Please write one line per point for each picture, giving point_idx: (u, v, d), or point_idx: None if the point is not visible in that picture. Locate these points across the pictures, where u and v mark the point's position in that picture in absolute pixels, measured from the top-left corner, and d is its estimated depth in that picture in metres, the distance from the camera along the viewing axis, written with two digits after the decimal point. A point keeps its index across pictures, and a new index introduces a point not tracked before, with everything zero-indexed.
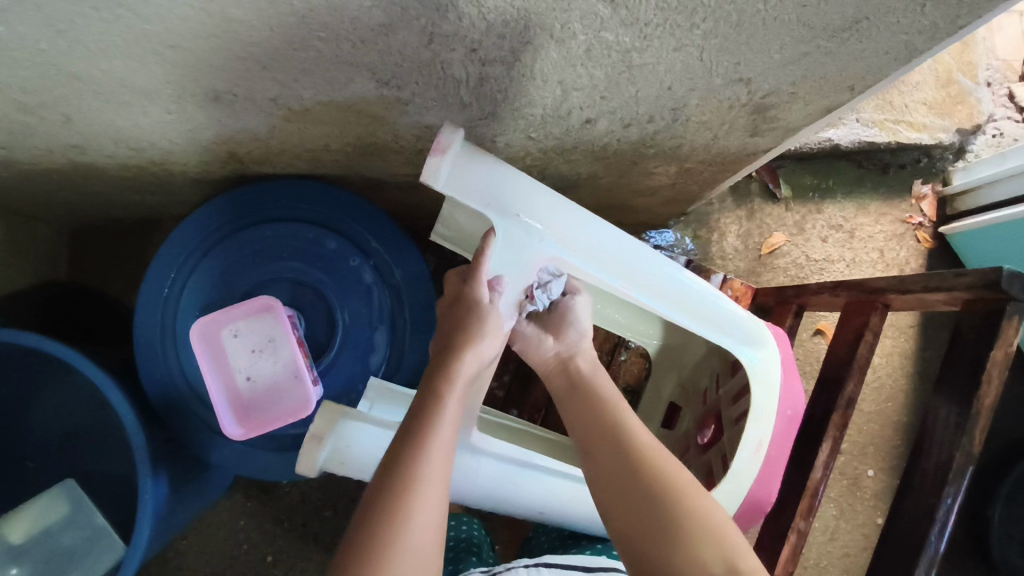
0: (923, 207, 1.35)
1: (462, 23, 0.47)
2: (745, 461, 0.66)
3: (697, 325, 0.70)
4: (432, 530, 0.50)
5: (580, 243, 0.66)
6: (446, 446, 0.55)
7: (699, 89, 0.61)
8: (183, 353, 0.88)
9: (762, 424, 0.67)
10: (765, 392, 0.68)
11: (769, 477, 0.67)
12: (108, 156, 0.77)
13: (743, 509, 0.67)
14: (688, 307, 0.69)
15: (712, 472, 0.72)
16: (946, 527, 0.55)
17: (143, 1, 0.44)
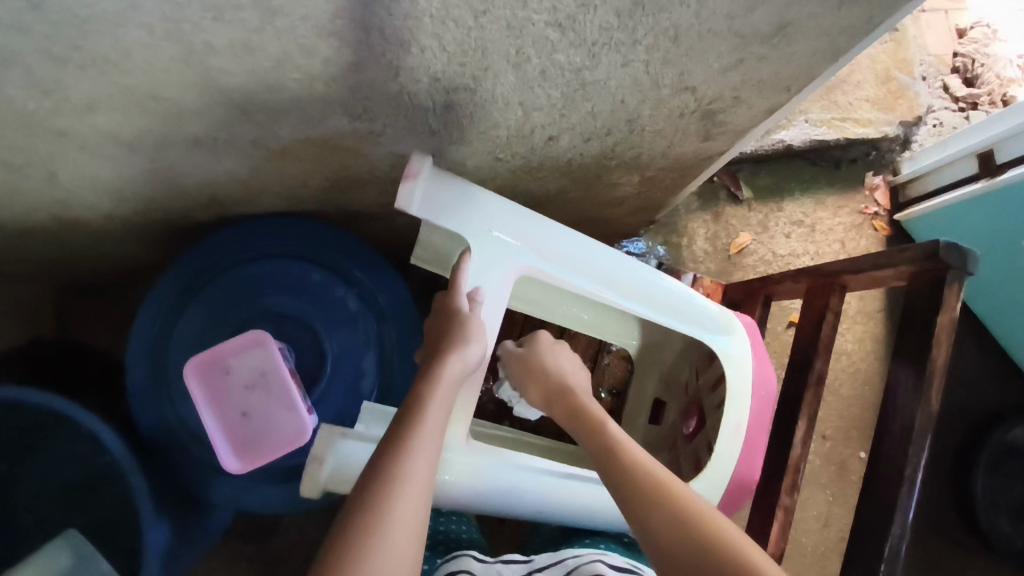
0: (877, 197, 1.42)
1: (425, 55, 0.51)
2: (724, 443, 0.69)
3: (673, 320, 0.74)
4: (414, 519, 0.52)
5: (556, 251, 0.70)
6: (432, 442, 0.58)
7: (649, 100, 0.65)
8: (176, 394, 0.90)
9: (740, 407, 0.70)
10: (741, 377, 0.72)
11: (755, 454, 0.69)
12: (91, 207, 0.79)
13: (731, 490, 0.69)
14: (663, 303, 0.73)
15: (699, 458, 0.75)
16: (915, 486, 0.57)
17: (127, 57, 0.48)
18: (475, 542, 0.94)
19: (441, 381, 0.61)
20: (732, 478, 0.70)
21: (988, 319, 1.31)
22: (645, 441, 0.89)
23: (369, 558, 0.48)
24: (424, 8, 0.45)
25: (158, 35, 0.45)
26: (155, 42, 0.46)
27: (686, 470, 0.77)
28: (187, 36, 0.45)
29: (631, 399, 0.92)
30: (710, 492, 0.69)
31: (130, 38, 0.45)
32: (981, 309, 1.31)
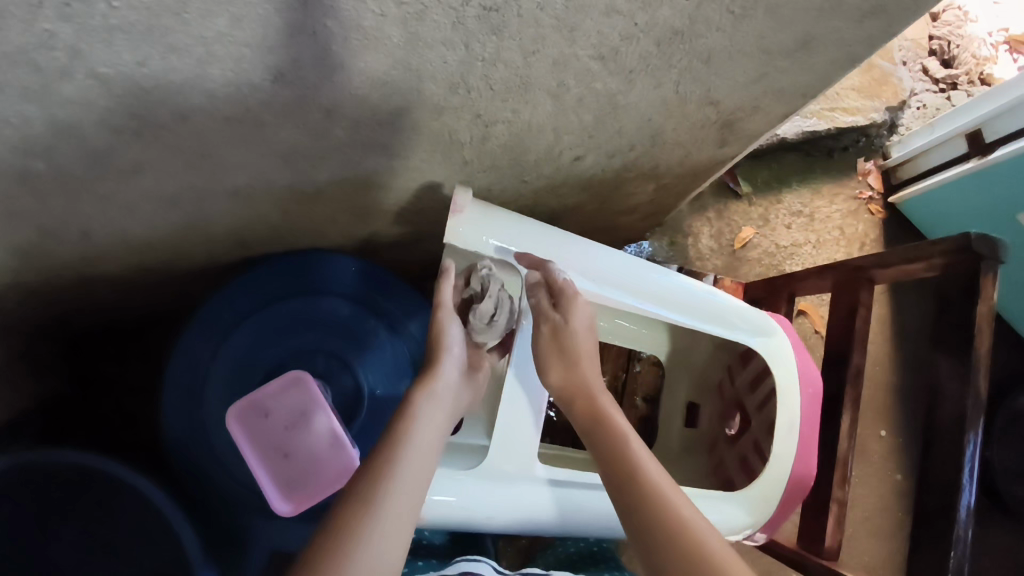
0: (870, 181, 1.46)
1: (470, 94, 0.53)
2: (782, 442, 0.71)
3: (710, 326, 0.74)
4: (401, 524, 0.53)
5: (600, 271, 0.71)
6: (420, 452, 0.58)
7: (675, 116, 0.67)
8: (216, 439, 0.90)
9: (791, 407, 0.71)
10: (787, 374, 0.73)
11: (808, 454, 0.71)
12: (119, 260, 0.79)
13: (789, 490, 0.70)
14: (700, 312, 0.74)
15: (749, 462, 0.77)
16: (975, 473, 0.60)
17: (183, 121, 0.48)
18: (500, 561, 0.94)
19: (432, 396, 0.64)
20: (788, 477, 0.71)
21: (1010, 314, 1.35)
22: (683, 443, 0.90)
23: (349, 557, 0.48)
24: (478, 53, 0.46)
25: (218, 99, 0.46)
26: (213, 106, 0.46)
27: (736, 471, 0.79)
28: (246, 97, 0.46)
29: (664, 404, 0.93)
30: (769, 494, 0.70)
31: (189, 103, 0.45)
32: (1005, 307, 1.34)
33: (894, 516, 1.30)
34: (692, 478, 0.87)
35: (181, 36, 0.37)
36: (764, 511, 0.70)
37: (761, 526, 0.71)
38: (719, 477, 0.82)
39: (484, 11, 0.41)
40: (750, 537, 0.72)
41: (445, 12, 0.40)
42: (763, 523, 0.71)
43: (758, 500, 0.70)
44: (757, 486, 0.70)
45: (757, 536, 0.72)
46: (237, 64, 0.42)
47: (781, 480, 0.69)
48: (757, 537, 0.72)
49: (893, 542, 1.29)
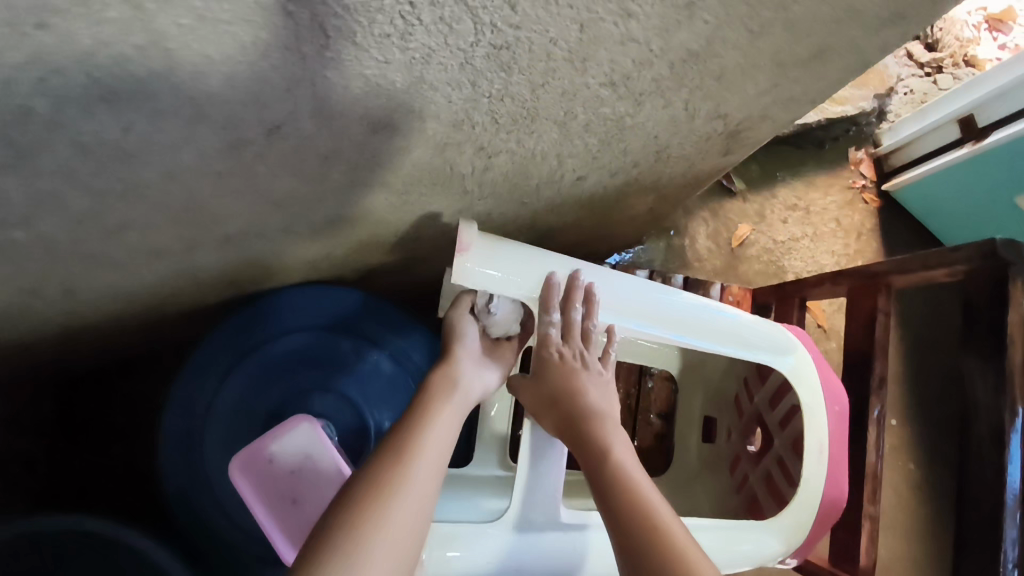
0: (862, 170, 1.45)
1: (474, 129, 0.50)
2: (813, 466, 0.69)
3: (729, 348, 0.72)
4: (407, 541, 0.49)
5: (623, 303, 0.69)
6: (430, 460, 0.55)
7: (681, 131, 0.65)
8: (219, 490, 0.86)
9: (818, 428, 0.70)
10: (810, 391, 0.72)
11: (838, 474, 0.70)
12: (103, 312, 0.75)
13: (822, 512, 0.69)
14: (720, 335, 0.71)
15: (778, 482, 0.76)
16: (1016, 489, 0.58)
17: (171, 179, 0.44)
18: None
19: (447, 400, 0.63)
20: (820, 501, 0.70)
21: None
22: (702, 461, 0.90)
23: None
24: (485, 89, 0.43)
25: (209, 154, 0.42)
26: (203, 161, 0.43)
27: (762, 491, 0.78)
28: (239, 150, 0.43)
29: (679, 419, 0.93)
30: (801, 519, 0.69)
31: (178, 162, 0.42)
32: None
33: (913, 507, 1.27)
34: (716, 497, 0.86)
35: (168, 99, 0.34)
36: (797, 535, 0.69)
37: (795, 551, 0.70)
38: (744, 496, 0.82)
39: (494, 49, 0.38)
40: (781, 562, 0.70)
41: (452, 54, 0.38)
42: (796, 548, 0.70)
43: (791, 525, 0.69)
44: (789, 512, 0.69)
45: (789, 560, 0.71)
46: (230, 121, 0.38)
47: (813, 503, 0.68)
48: (788, 561, 0.71)
49: (914, 533, 1.27)
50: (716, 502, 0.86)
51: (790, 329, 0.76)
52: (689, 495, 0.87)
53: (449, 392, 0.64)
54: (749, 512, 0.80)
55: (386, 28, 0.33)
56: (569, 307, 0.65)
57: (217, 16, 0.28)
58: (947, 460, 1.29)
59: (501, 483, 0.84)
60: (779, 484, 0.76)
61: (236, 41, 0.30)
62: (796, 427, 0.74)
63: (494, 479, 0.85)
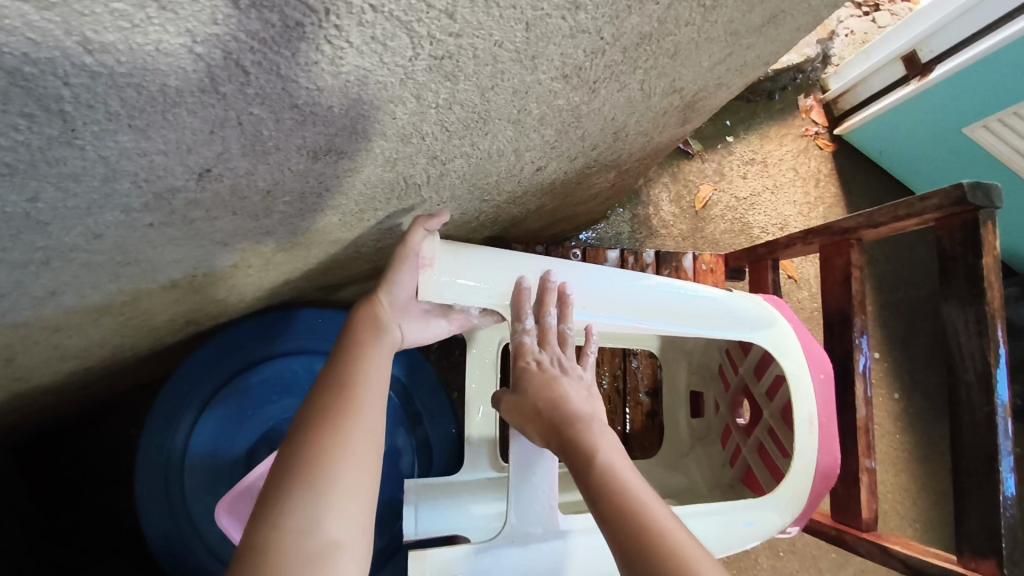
0: (813, 117, 1.45)
1: (425, 140, 0.46)
2: (803, 439, 0.69)
3: (710, 330, 0.71)
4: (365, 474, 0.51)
5: (598, 298, 0.68)
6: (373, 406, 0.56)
7: (639, 109, 0.62)
8: (208, 538, 0.82)
9: (806, 397, 0.70)
10: (795, 361, 0.71)
11: (829, 440, 0.70)
12: (53, 374, 0.69)
13: (817, 480, 0.70)
14: (698, 318, 0.71)
15: (770, 453, 0.76)
16: (1008, 431, 0.58)
17: (99, 238, 0.40)
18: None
19: (379, 338, 0.63)
20: (814, 470, 0.70)
21: (1006, 253, 1.36)
22: (693, 434, 0.92)
23: (312, 514, 0.45)
24: (431, 101, 0.40)
25: (139, 209, 0.38)
26: (131, 216, 0.39)
27: (756, 462, 0.78)
28: (171, 199, 0.39)
29: (667, 395, 0.95)
30: (799, 490, 0.69)
31: (104, 220, 0.38)
32: (1011, 249, 1.33)
33: (899, 438, 1.30)
34: (710, 467, 0.87)
35: (75, 162, 0.30)
36: (797, 505, 0.70)
37: (796, 519, 0.70)
38: (739, 468, 0.81)
39: (436, 60, 0.36)
40: (783, 532, 0.71)
41: (390, 72, 0.34)
42: (796, 517, 0.70)
43: (789, 497, 0.69)
44: (786, 487, 0.69)
45: (791, 529, 0.71)
46: (154, 172, 0.34)
47: (807, 471, 0.69)
48: (791, 529, 0.71)
49: (904, 463, 1.30)
50: (710, 472, 0.86)
51: (765, 299, 0.76)
52: (683, 470, 0.89)
53: (379, 332, 0.63)
54: (746, 483, 0.80)
55: (313, 56, 0.30)
56: (542, 313, 0.64)
57: (114, 70, 0.25)
58: (927, 389, 1.32)
59: (493, 484, 0.81)
60: (771, 454, 0.76)
61: (141, 94, 0.27)
62: (783, 395, 0.74)
63: (486, 482, 0.81)
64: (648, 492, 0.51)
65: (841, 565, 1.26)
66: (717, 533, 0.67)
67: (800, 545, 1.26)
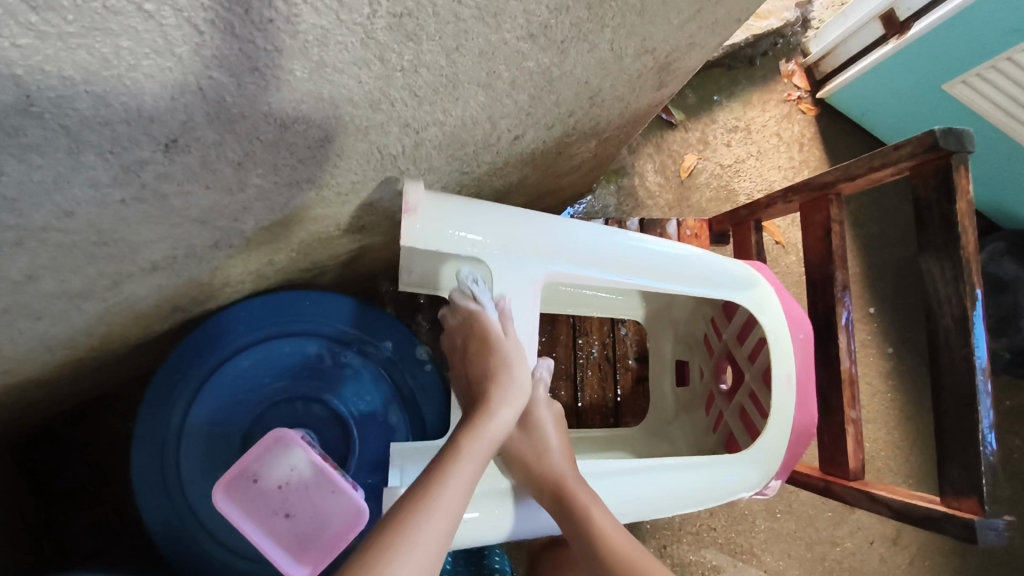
0: (796, 82, 1.44)
1: (395, 107, 0.46)
2: (781, 396, 0.71)
3: (690, 289, 0.73)
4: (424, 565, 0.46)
5: (574, 252, 0.68)
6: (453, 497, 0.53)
7: (613, 72, 0.63)
8: (208, 522, 0.83)
9: (784, 354, 0.71)
10: (773, 316, 0.72)
11: (807, 400, 0.71)
12: (43, 365, 0.69)
13: (794, 439, 0.72)
14: (681, 276, 0.71)
15: (750, 415, 0.77)
16: (985, 369, 0.59)
17: (71, 216, 0.40)
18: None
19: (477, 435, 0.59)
20: (791, 432, 0.72)
21: (990, 209, 1.37)
22: (678, 401, 0.92)
23: None
24: (396, 63, 0.40)
25: (107, 183, 0.38)
26: (100, 192, 0.39)
27: (737, 426, 0.80)
28: (140, 173, 0.39)
29: (652, 365, 0.96)
30: (778, 448, 0.71)
31: (73, 196, 0.38)
32: (993, 203, 1.34)
33: (890, 396, 1.32)
34: (696, 433, 0.88)
35: (37, 131, 0.30)
36: (777, 460, 0.71)
37: (776, 476, 0.73)
38: (721, 433, 0.83)
39: (395, 18, 0.36)
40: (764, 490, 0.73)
41: (349, 30, 0.35)
42: (776, 474, 0.72)
43: (768, 454, 0.71)
44: (766, 445, 0.71)
45: (772, 485, 0.74)
46: (118, 143, 0.34)
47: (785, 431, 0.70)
48: (771, 486, 0.74)
49: (895, 421, 1.31)
50: (693, 439, 0.88)
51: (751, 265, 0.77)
52: (667, 437, 0.91)
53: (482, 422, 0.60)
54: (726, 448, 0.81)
55: (267, 13, 0.30)
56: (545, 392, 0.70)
57: (63, 29, 0.25)
58: (915, 347, 1.33)
59: None
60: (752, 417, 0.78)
61: (93, 55, 0.27)
62: (765, 360, 0.75)
63: None
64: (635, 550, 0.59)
65: (837, 524, 1.28)
66: (698, 487, 0.69)
67: (796, 506, 1.28)
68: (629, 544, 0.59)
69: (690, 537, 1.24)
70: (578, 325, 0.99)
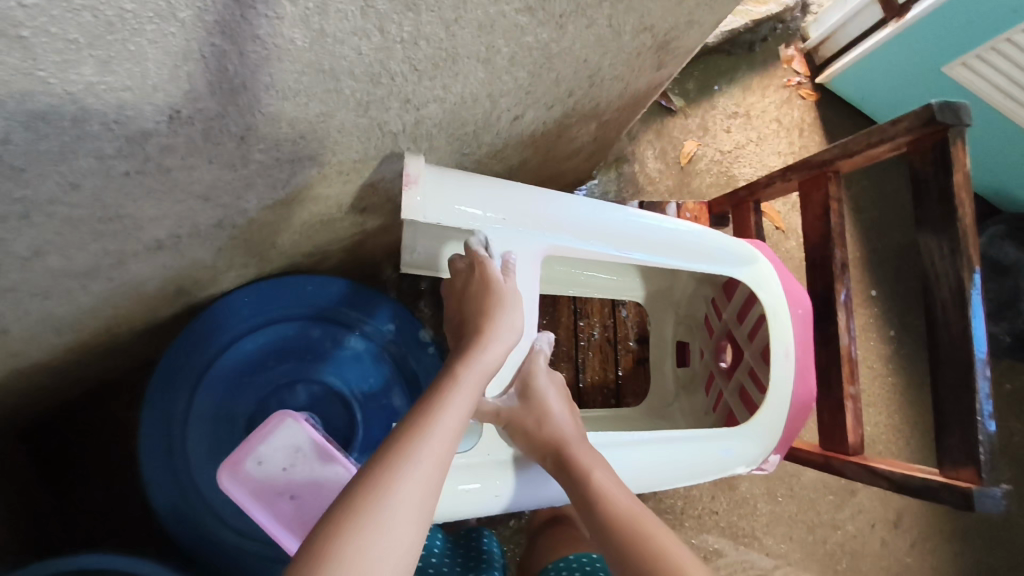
0: (796, 67, 1.44)
1: (395, 81, 0.47)
2: (781, 369, 0.72)
3: (690, 263, 0.74)
4: (421, 495, 0.45)
5: (571, 226, 0.68)
6: (450, 422, 0.50)
7: (611, 50, 0.63)
8: (214, 504, 0.84)
9: (783, 331, 0.72)
10: (774, 292, 0.74)
11: (805, 373, 0.72)
12: (48, 349, 0.70)
13: (792, 413, 0.73)
14: (682, 251, 0.73)
15: (748, 391, 0.78)
16: (982, 341, 0.59)
17: (76, 189, 0.41)
18: (498, 555, 0.89)
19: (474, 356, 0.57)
20: (790, 405, 0.73)
21: (989, 192, 1.37)
22: (678, 382, 0.93)
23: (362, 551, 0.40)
24: (396, 34, 0.41)
25: (112, 155, 0.39)
26: (105, 164, 0.39)
27: (735, 402, 0.80)
28: (144, 144, 0.39)
29: (654, 346, 0.96)
30: (775, 420, 0.72)
31: (79, 167, 0.38)
32: (993, 186, 1.34)
33: (890, 379, 1.32)
34: (695, 413, 0.89)
35: (43, 98, 0.30)
36: (774, 434, 0.72)
37: (775, 449, 0.73)
38: (721, 413, 0.83)
39: None
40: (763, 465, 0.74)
41: None
42: (775, 448, 0.73)
43: (767, 428, 0.72)
44: (763, 418, 0.72)
45: (770, 461, 0.75)
46: (123, 112, 0.35)
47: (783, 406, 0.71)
48: (770, 461, 0.75)
49: (896, 404, 1.32)
50: (693, 418, 0.89)
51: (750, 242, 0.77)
52: (668, 418, 0.91)
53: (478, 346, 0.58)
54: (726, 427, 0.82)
55: None
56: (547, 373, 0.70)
57: None
58: (915, 330, 1.34)
59: None
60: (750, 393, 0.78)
61: (99, 18, 0.28)
62: (764, 336, 0.76)
63: None
64: (632, 503, 0.58)
65: (839, 506, 1.29)
66: (696, 461, 0.70)
67: (798, 489, 1.29)
68: (626, 497, 0.59)
69: (692, 521, 1.25)
70: (578, 308, 1.01)
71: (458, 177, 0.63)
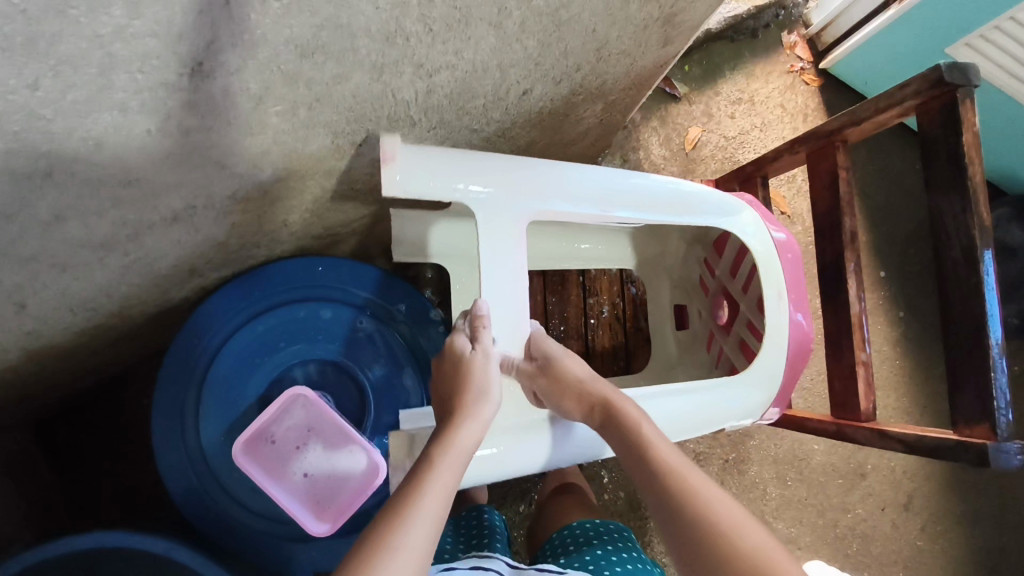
0: (798, 53, 1.45)
1: (408, 43, 0.47)
2: (778, 312, 0.74)
3: (683, 219, 0.75)
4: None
5: (561, 190, 0.69)
6: (432, 508, 0.49)
7: (619, 21, 0.64)
8: (228, 482, 0.84)
9: (775, 275, 0.75)
10: (765, 243, 0.76)
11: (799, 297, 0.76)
12: (65, 329, 0.70)
13: (793, 354, 0.75)
14: (674, 206, 0.74)
15: (748, 343, 0.80)
16: (995, 299, 0.60)
17: (98, 148, 0.41)
18: (501, 528, 0.90)
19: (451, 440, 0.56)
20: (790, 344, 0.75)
21: (994, 173, 1.37)
22: (680, 346, 0.95)
23: None
24: None
25: (134, 110, 0.39)
26: (127, 120, 0.40)
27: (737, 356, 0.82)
28: (167, 100, 0.40)
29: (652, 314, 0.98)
30: (774, 370, 0.74)
31: (101, 123, 0.39)
32: (997, 167, 1.34)
33: (898, 362, 1.32)
34: (699, 373, 0.90)
35: (73, 40, 0.31)
36: (775, 384, 0.75)
37: (776, 402, 0.76)
38: (723, 368, 0.85)
39: None
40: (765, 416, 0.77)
41: None
42: (776, 400, 0.76)
43: (769, 380, 0.74)
44: (760, 366, 0.74)
45: (770, 413, 0.78)
46: (149, 62, 0.35)
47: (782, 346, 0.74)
48: (770, 413, 0.78)
49: (904, 386, 1.32)
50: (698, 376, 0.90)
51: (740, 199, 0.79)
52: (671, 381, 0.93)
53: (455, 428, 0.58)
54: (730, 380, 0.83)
55: None
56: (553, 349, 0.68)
57: None
58: (922, 313, 1.34)
59: None
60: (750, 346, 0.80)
61: None
62: (757, 286, 0.78)
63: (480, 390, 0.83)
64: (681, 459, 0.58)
65: (848, 489, 1.28)
66: (699, 412, 0.71)
67: (808, 473, 1.28)
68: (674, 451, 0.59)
69: None
70: (587, 287, 1.02)
71: (435, 148, 0.63)
